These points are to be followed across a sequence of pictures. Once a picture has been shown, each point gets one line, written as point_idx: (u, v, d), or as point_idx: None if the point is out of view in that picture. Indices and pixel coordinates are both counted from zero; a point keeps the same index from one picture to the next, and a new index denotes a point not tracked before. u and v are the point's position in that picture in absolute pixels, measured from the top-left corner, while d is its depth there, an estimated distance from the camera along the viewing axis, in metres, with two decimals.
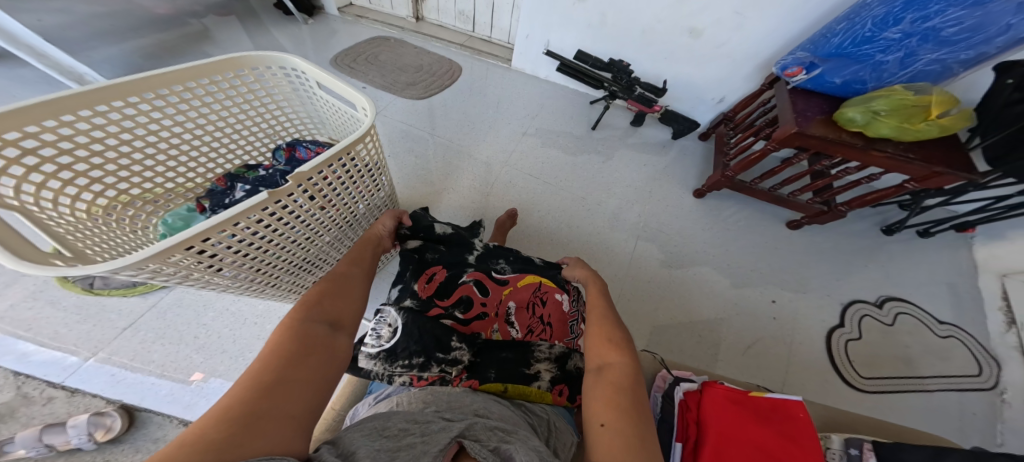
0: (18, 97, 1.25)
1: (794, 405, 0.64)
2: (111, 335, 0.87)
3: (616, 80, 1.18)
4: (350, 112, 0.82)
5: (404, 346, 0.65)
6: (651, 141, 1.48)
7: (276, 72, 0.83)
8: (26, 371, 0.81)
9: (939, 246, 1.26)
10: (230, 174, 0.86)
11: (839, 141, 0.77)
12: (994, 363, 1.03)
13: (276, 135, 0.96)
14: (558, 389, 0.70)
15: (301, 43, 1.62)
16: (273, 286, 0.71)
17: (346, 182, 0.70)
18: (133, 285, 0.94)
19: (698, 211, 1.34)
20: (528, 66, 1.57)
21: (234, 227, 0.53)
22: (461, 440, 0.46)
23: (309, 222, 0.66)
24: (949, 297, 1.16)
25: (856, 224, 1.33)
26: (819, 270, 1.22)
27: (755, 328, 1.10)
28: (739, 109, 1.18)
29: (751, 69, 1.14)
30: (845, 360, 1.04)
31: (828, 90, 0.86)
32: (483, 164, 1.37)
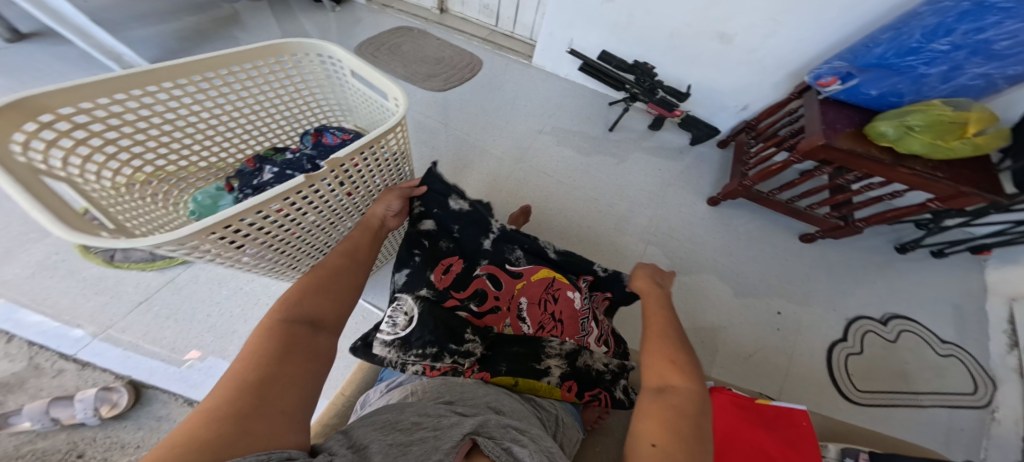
0: (43, 69, 1.26)
1: (799, 414, 0.64)
2: (125, 311, 0.87)
3: (638, 83, 1.18)
4: (382, 103, 0.81)
5: (420, 336, 0.65)
6: (667, 146, 1.47)
7: (313, 60, 0.81)
8: (40, 341, 0.81)
9: (951, 267, 1.25)
10: (259, 156, 0.85)
11: (866, 155, 0.76)
12: (991, 383, 1.03)
13: (305, 120, 0.95)
14: (567, 385, 0.68)
15: (325, 29, 1.62)
16: (290, 268, 0.71)
17: (372, 170, 0.70)
18: (152, 260, 0.94)
19: (710, 219, 1.33)
20: (549, 64, 1.56)
21: (267, 208, 0.53)
22: (474, 437, 0.45)
23: (334, 207, 0.67)
24: (954, 317, 1.15)
25: (869, 240, 1.32)
26: (827, 284, 1.21)
27: (758, 338, 1.09)
28: (764, 117, 1.17)
29: (781, 77, 1.13)
30: (842, 373, 1.04)
31: (862, 102, 0.85)
32: (498, 160, 1.36)
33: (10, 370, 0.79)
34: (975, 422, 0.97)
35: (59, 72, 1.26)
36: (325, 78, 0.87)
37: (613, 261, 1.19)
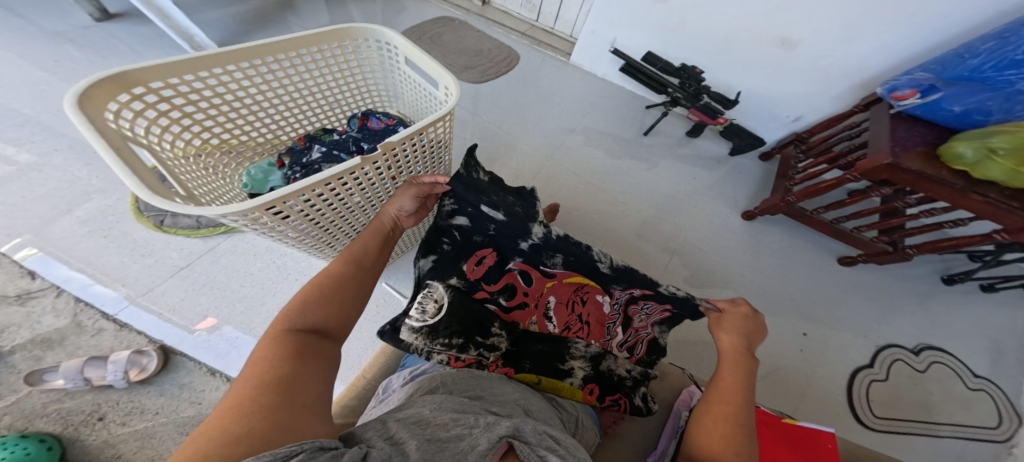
0: (102, 38, 1.30)
1: (825, 436, 0.59)
2: (164, 276, 0.89)
3: (682, 87, 1.15)
4: (431, 92, 0.79)
5: (449, 324, 0.64)
6: (704, 154, 1.42)
7: (370, 45, 0.80)
8: (86, 299, 0.84)
9: (1000, 303, 1.17)
10: (310, 136, 0.87)
11: (935, 178, 0.71)
12: (1017, 419, 0.99)
13: (355, 104, 0.93)
14: (588, 388, 0.67)
15: (369, 13, 1.62)
16: (330, 246, 0.72)
17: (416, 158, 0.70)
18: (197, 227, 0.96)
19: (742, 233, 1.28)
20: (587, 62, 1.52)
21: (322, 187, 0.54)
22: (510, 441, 0.40)
23: (378, 190, 0.67)
24: (994, 355, 1.09)
25: (914, 268, 1.24)
26: (860, 310, 1.16)
27: (779, 357, 1.06)
28: (820, 130, 1.12)
29: (847, 88, 1.06)
30: (862, 398, 1.00)
31: (942, 119, 0.78)
32: (528, 156, 1.34)
33: (54, 326, 0.82)
34: (990, 457, 0.94)
35: (117, 42, 1.30)
36: (379, 63, 0.85)
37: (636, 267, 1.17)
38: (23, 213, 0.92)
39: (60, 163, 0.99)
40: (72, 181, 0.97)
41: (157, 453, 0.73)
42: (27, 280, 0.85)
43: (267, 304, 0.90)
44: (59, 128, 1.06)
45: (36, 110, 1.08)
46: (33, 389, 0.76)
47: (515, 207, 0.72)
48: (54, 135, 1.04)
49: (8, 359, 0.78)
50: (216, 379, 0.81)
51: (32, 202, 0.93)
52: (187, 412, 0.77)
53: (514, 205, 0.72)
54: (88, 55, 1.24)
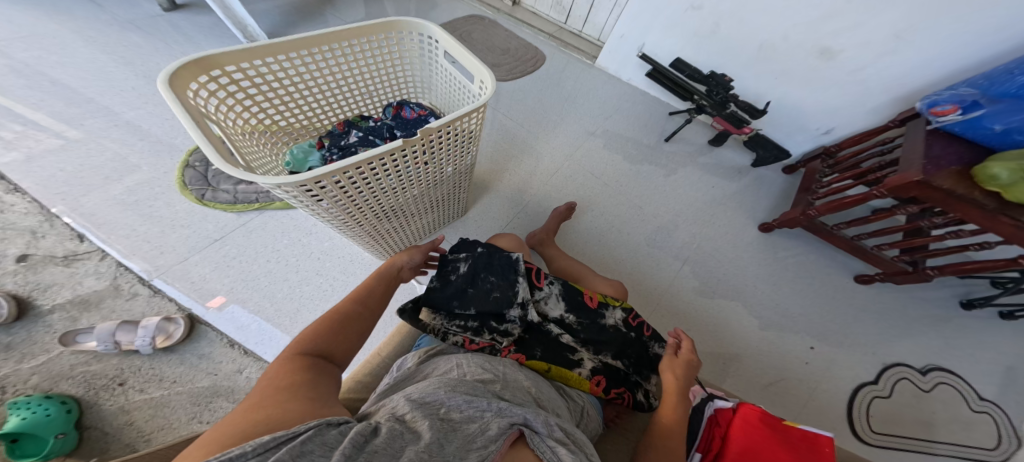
0: (149, 19, 1.34)
1: (824, 440, 0.58)
2: (203, 244, 0.92)
3: (709, 94, 1.15)
4: (467, 86, 0.80)
5: (464, 308, 0.62)
6: (724, 164, 1.42)
7: (413, 39, 0.81)
8: (126, 264, 0.87)
9: (1017, 331, 1.15)
10: (348, 121, 0.89)
11: (966, 198, 0.71)
12: (1016, 442, 0.98)
13: (394, 95, 0.95)
14: (596, 379, 0.64)
15: (404, 7, 1.65)
16: (362, 228, 0.74)
17: (450, 147, 0.71)
18: (233, 203, 0.99)
19: (757, 244, 1.28)
20: (613, 66, 1.53)
21: (366, 167, 0.56)
22: (520, 429, 0.39)
23: (413, 175, 0.68)
24: (1006, 381, 1.07)
25: (931, 290, 1.23)
26: (872, 328, 1.15)
27: (785, 368, 1.06)
28: (849, 145, 1.11)
29: (883, 102, 1.06)
30: (862, 413, 1.00)
31: (980, 137, 0.76)
32: (549, 155, 1.35)
33: (93, 288, 0.84)
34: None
35: (166, 23, 1.35)
36: (419, 57, 0.87)
37: (649, 270, 1.18)
38: (78, 179, 0.96)
39: (117, 136, 1.04)
40: (124, 154, 1.02)
41: (169, 422, 0.74)
42: (74, 243, 0.88)
43: (285, 280, 0.91)
44: (115, 107, 1.10)
45: (99, 89, 1.12)
46: (65, 350, 0.78)
47: (492, 293, 0.63)
48: (111, 114, 1.08)
49: (47, 318, 0.80)
50: (234, 351, 0.82)
51: (89, 171, 0.97)
52: (203, 382, 0.79)
53: (491, 290, 0.64)
54: (152, 40, 1.28)
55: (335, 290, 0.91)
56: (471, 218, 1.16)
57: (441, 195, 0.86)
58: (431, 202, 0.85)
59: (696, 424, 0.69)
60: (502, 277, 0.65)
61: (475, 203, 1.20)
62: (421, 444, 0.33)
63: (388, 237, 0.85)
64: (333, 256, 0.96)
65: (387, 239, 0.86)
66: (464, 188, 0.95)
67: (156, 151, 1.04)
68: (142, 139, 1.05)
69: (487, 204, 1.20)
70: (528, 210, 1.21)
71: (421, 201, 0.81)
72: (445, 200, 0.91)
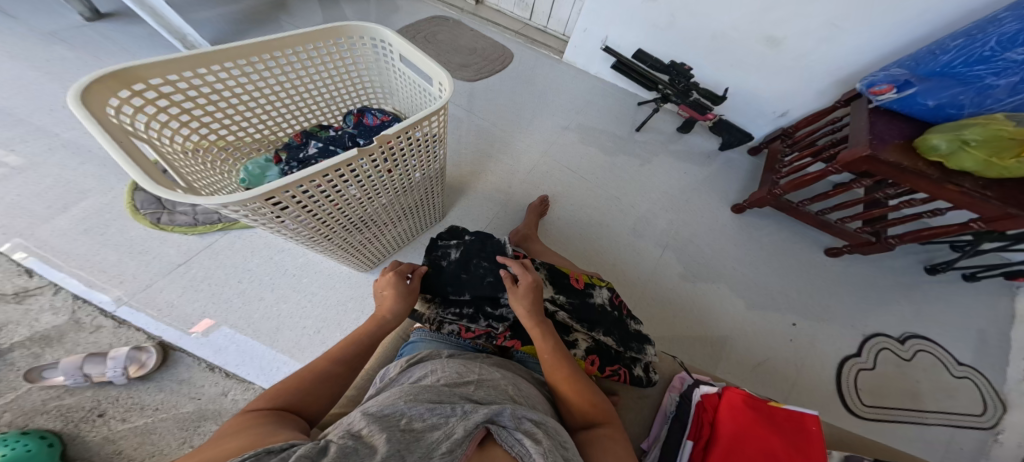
0: (107, 38, 1.32)
1: (809, 418, 0.63)
2: (166, 270, 0.91)
3: (672, 83, 1.17)
4: (426, 88, 0.81)
5: (459, 294, 0.67)
6: (695, 150, 1.45)
7: (366, 44, 0.81)
8: (85, 296, 0.85)
9: (980, 291, 1.22)
10: (306, 131, 0.88)
11: (913, 170, 0.74)
12: (1001, 406, 1.03)
13: (353, 102, 0.96)
14: (591, 359, 0.68)
15: (364, 12, 1.64)
16: (330, 241, 0.73)
17: (412, 152, 0.70)
18: (194, 225, 0.97)
19: (732, 226, 1.31)
20: (580, 61, 1.55)
21: (321, 178, 0.55)
22: (488, 426, 0.41)
23: (376, 183, 0.67)
24: (977, 343, 1.13)
25: (899, 259, 1.29)
26: (847, 301, 1.19)
27: (771, 348, 1.09)
28: (803, 125, 1.15)
29: (825, 85, 1.10)
30: (851, 387, 1.04)
31: (916, 113, 0.80)
32: (522, 151, 1.35)
33: (52, 324, 0.82)
34: (975, 443, 0.98)
35: (95, 33, 1.32)
36: (375, 61, 0.87)
37: (631, 259, 1.20)
38: (20, 209, 0.93)
39: (56, 161, 1.01)
40: (69, 180, 0.99)
41: (158, 449, 0.73)
42: (24, 279, 0.86)
43: (258, 299, 0.90)
44: (49, 128, 1.07)
45: (27, 110, 1.09)
46: (32, 387, 0.76)
47: (487, 279, 0.68)
48: (46, 135, 1.05)
49: (7, 356, 0.79)
50: (214, 374, 0.81)
51: (31, 200, 0.94)
52: (187, 407, 0.78)
53: (485, 275, 0.68)
54: (82, 56, 1.24)
55: (314, 305, 0.91)
56: (451, 220, 1.15)
57: (412, 202, 0.85)
58: (402, 211, 0.84)
59: (684, 411, 0.70)
60: (494, 263, 0.70)
61: (452, 206, 1.19)
62: (376, 457, 0.33)
63: (362, 249, 0.84)
64: (308, 270, 0.96)
65: (362, 250, 0.85)
66: (437, 192, 0.95)
67: (105, 173, 1.02)
68: (91, 163, 1.03)
69: (465, 207, 1.19)
70: (508, 209, 1.22)
71: (393, 209, 0.80)
72: (418, 207, 0.90)
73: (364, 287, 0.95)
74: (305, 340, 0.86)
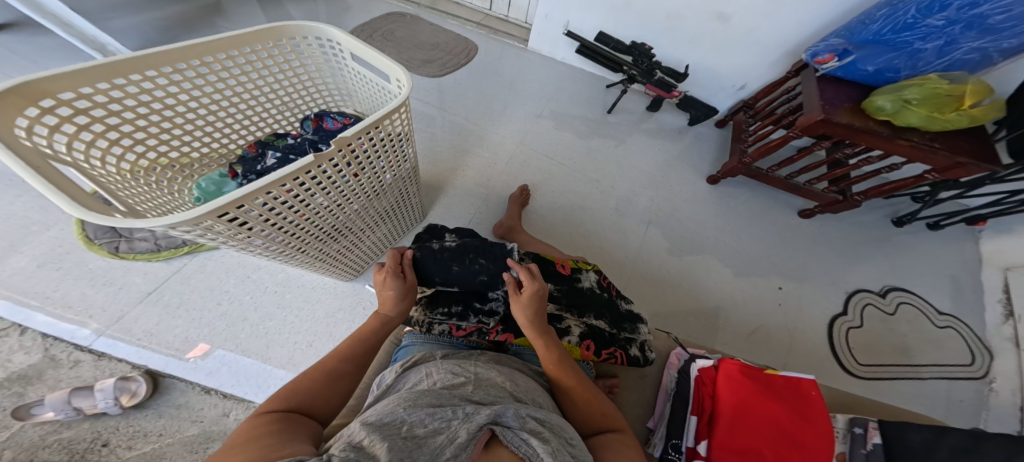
0: (40, 63, 1.26)
1: (808, 384, 0.68)
2: (135, 300, 0.90)
3: (636, 64, 1.19)
4: (383, 86, 0.82)
5: (448, 285, 0.66)
6: (667, 127, 1.47)
7: (310, 44, 0.83)
8: (53, 334, 0.84)
9: (946, 239, 1.30)
10: (261, 142, 0.89)
11: (864, 129, 0.77)
12: (988, 354, 1.07)
13: (304, 105, 0.97)
14: (586, 344, 0.72)
15: (314, 15, 1.59)
16: (303, 252, 0.72)
17: (378, 154, 0.68)
18: (157, 250, 0.96)
19: (711, 198, 1.34)
20: (545, 48, 1.54)
21: (279, 189, 0.53)
22: (492, 428, 0.41)
23: (343, 189, 0.66)
24: (951, 289, 1.20)
25: (868, 216, 1.35)
26: (826, 261, 1.24)
27: (762, 315, 1.13)
28: (761, 96, 1.18)
29: (777, 56, 1.14)
30: (845, 347, 1.08)
31: (859, 79, 0.84)
32: (497, 142, 1.35)
33: (27, 362, 0.82)
34: (974, 393, 1.01)
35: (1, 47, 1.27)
36: (323, 61, 0.89)
37: (617, 240, 1.22)
38: None
39: None
40: (12, 215, 0.94)
41: None
42: None
43: (243, 319, 0.91)
44: None
45: None
46: (25, 423, 0.77)
47: (479, 276, 0.65)
48: None
49: None
50: (211, 396, 0.83)
51: None
52: (192, 431, 0.80)
53: (478, 272, 0.65)
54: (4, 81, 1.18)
55: (302, 320, 0.92)
56: (434, 220, 1.14)
57: (386, 205, 0.83)
58: (377, 215, 0.83)
59: (684, 387, 0.75)
60: (491, 260, 0.65)
61: (432, 204, 1.16)
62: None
63: (341, 257, 0.84)
64: (290, 285, 0.97)
65: (341, 258, 0.84)
66: (413, 191, 0.94)
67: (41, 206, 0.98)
68: (31, 193, 0.98)
69: (447, 205, 1.17)
70: (489, 201, 1.21)
71: (367, 214, 0.79)
72: (395, 210, 0.89)
73: (350, 297, 0.97)
74: (297, 354, 0.88)
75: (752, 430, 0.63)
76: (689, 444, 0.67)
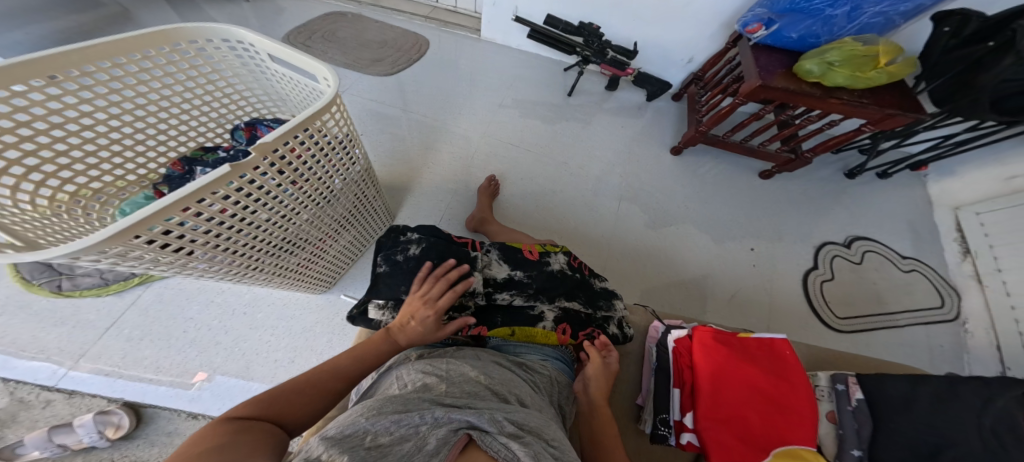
0: None
1: (781, 344, 0.70)
2: (94, 337, 0.88)
3: (588, 45, 1.21)
4: (308, 84, 0.78)
5: (411, 293, 0.64)
6: (626, 104, 1.50)
7: (219, 47, 0.77)
8: (14, 377, 0.82)
9: (896, 185, 1.38)
10: (185, 158, 0.81)
11: (800, 92, 0.80)
12: (955, 293, 1.16)
13: (230, 114, 0.90)
14: (562, 328, 0.71)
15: (244, 21, 1.53)
16: (257, 271, 0.66)
17: (320, 159, 0.62)
18: (105, 285, 0.93)
19: (677, 169, 1.38)
20: (499, 36, 1.57)
21: (200, 205, 0.47)
22: (469, 432, 0.43)
23: (287, 202, 0.60)
24: (909, 233, 1.28)
25: (822, 171, 1.43)
26: (791, 218, 1.30)
27: (739, 279, 1.17)
28: (708, 68, 1.25)
29: (715, 29, 1.22)
30: (823, 302, 1.13)
31: (785, 46, 0.87)
32: (462, 136, 1.35)
33: None
34: (952, 337, 1.09)
35: None
36: (241, 66, 0.83)
37: (592, 220, 1.23)
38: None
39: None
40: None
41: None
42: None
43: (214, 342, 0.91)
44: None
45: None
46: None
47: (444, 280, 0.66)
48: None
49: None
50: (200, 421, 0.84)
51: None
52: None
53: (443, 277, 0.66)
54: None
55: (279, 337, 0.93)
56: (403, 221, 1.13)
57: (343, 213, 0.78)
58: (336, 222, 0.77)
59: (664, 360, 0.75)
60: (457, 266, 0.68)
61: (400, 206, 1.16)
62: None
63: (304, 270, 0.79)
64: (260, 304, 0.98)
65: (302, 272, 0.79)
66: (371, 195, 0.88)
67: None
68: None
69: (415, 205, 1.17)
70: (458, 195, 1.21)
71: (323, 222, 0.73)
72: (355, 215, 0.84)
73: (326, 309, 0.99)
74: (279, 374, 0.88)
75: (735, 399, 0.64)
76: (676, 417, 0.68)
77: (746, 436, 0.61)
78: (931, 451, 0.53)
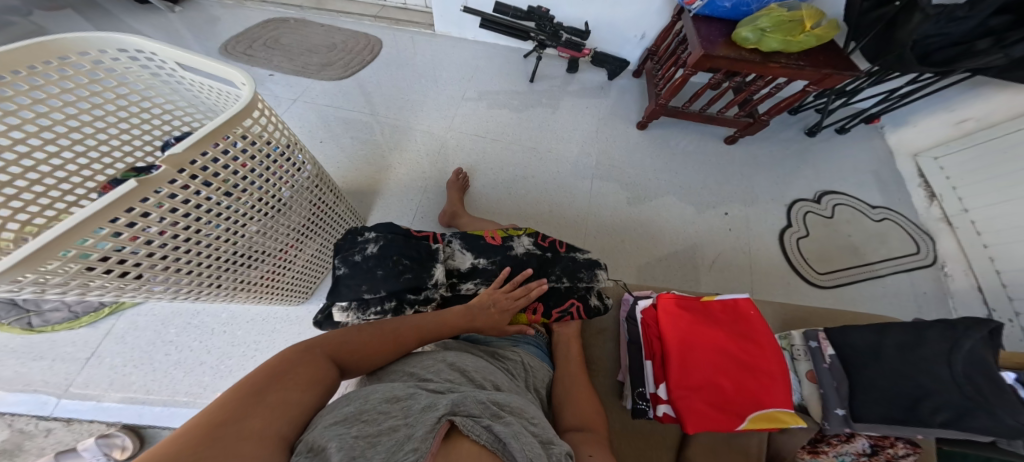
0: None
1: (744, 303, 0.73)
2: (76, 368, 0.89)
3: (541, 29, 1.21)
4: (228, 91, 0.71)
5: (373, 291, 0.65)
6: (589, 85, 1.51)
7: (117, 57, 0.68)
8: (10, 410, 0.85)
9: (857, 138, 1.43)
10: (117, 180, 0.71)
11: (740, 59, 0.82)
12: (929, 238, 1.20)
13: (157, 131, 0.80)
14: (532, 308, 0.75)
15: (177, 36, 1.49)
16: (219, 287, 0.67)
17: (256, 170, 0.62)
18: (75, 318, 0.93)
19: (645, 143, 1.40)
20: (452, 29, 1.57)
21: (114, 225, 0.46)
22: (451, 418, 0.41)
23: (228, 215, 0.60)
24: (876, 184, 1.32)
25: (786, 131, 1.46)
26: (760, 181, 1.34)
27: (717, 244, 1.20)
28: (660, 42, 1.27)
29: (660, 3, 1.24)
30: (801, 259, 1.18)
31: (722, 16, 0.89)
32: (425, 132, 1.35)
33: None
34: (932, 282, 1.13)
35: None
36: (150, 76, 0.74)
37: (567, 202, 1.24)
38: None
39: None
40: None
41: None
42: None
43: (198, 362, 0.93)
44: None
45: None
46: None
47: (404, 275, 0.67)
48: None
49: None
50: None
51: None
52: None
53: (403, 271, 0.67)
54: None
55: (265, 351, 0.95)
56: (377, 223, 1.14)
57: (299, 220, 0.78)
58: (292, 231, 0.77)
59: (634, 333, 0.76)
60: (416, 261, 0.70)
61: (370, 210, 1.17)
62: None
63: (270, 280, 0.79)
64: (240, 319, 0.99)
65: (268, 284, 0.79)
66: (327, 198, 0.88)
67: None
68: None
69: (385, 207, 1.18)
70: (429, 193, 1.22)
71: (277, 232, 0.73)
72: (314, 221, 0.84)
73: (308, 319, 1.00)
74: None
75: (703, 364, 0.66)
76: (651, 390, 0.68)
77: (719, 401, 0.63)
78: (910, 402, 0.56)
